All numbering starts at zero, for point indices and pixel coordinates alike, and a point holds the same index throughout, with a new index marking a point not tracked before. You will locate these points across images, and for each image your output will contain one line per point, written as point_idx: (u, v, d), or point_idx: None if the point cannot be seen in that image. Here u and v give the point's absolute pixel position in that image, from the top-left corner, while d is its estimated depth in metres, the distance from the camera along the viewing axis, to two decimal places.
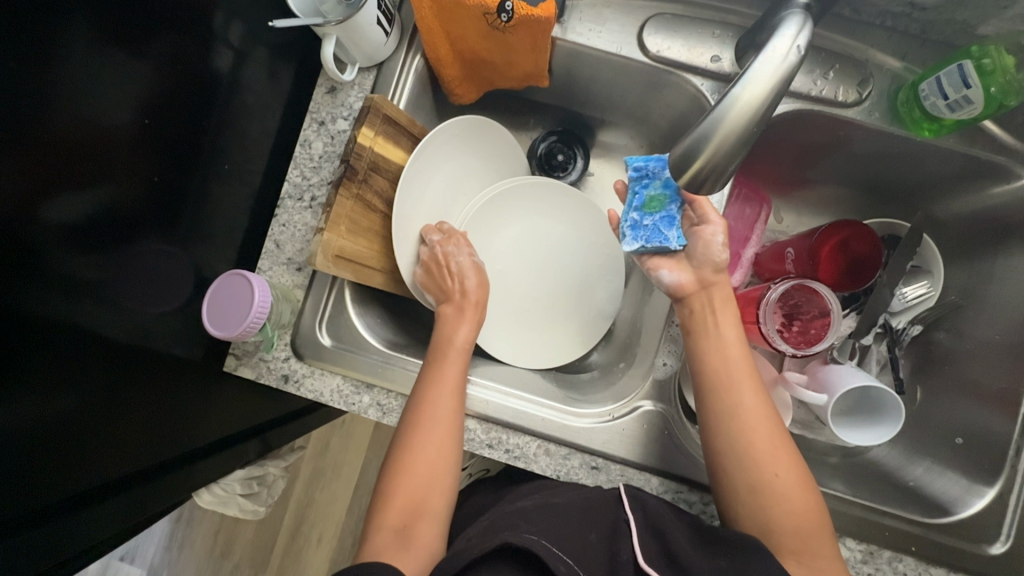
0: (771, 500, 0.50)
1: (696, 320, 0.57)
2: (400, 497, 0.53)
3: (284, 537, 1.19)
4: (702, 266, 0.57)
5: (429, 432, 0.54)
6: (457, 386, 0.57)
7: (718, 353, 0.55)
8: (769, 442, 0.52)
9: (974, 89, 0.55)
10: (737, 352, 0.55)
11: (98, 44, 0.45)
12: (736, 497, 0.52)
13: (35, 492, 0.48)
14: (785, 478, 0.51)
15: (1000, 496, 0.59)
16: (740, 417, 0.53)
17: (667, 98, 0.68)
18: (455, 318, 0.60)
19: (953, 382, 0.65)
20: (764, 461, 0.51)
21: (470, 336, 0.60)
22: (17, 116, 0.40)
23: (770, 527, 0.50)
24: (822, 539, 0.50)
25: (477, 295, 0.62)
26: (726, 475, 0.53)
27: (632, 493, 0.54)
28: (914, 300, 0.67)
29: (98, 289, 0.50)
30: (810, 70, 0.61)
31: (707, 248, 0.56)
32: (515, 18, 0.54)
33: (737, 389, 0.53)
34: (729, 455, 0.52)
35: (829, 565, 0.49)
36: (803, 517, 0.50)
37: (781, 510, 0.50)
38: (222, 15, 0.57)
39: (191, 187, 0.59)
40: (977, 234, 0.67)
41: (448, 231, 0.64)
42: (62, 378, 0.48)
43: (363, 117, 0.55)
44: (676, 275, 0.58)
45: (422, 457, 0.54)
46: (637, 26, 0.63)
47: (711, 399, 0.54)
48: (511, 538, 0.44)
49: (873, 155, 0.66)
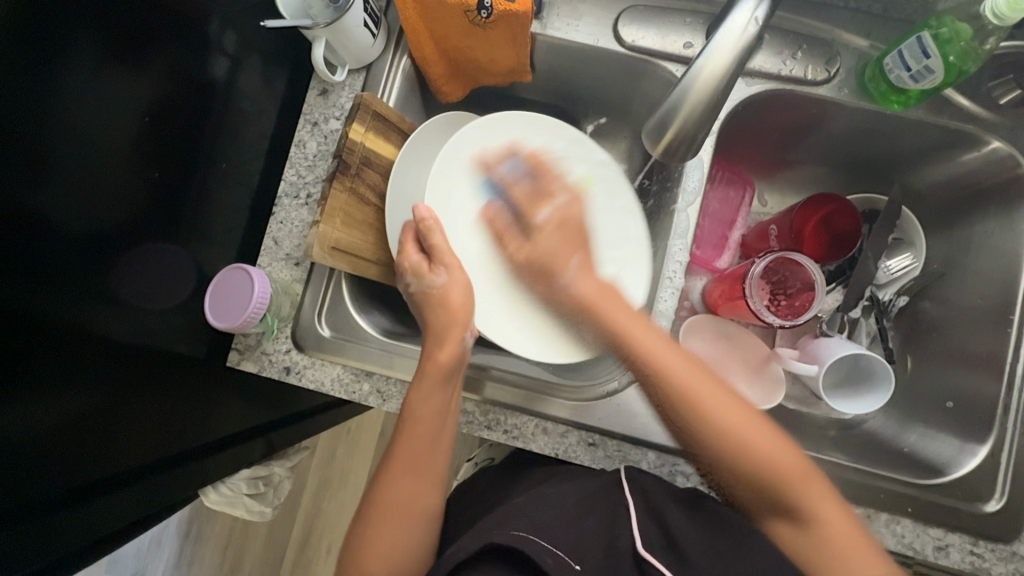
0: (762, 472, 0.49)
1: (597, 320, 0.53)
2: (382, 542, 0.52)
3: (293, 549, 1.19)
4: (583, 279, 0.54)
5: (391, 508, 0.54)
6: (427, 459, 0.56)
7: (638, 357, 0.51)
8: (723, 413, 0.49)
9: (933, 58, 0.57)
10: (654, 336, 0.51)
11: (94, 49, 0.47)
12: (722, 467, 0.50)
13: (31, 486, 0.49)
14: (761, 441, 0.49)
15: (993, 455, 0.59)
16: (688, 397, 0.49)
17: (645, 87, 0.70)
18: (423, 388, 0.55)
19: (939, 350, 0.67)
20: (722, 423, 0.49)
21: (443, 402, 0.56)
22: (20, 122, 0.43)
23: (762, 491, 0.50)
24: (814, 483, 0.49)
25: (444, 360, 0.55)
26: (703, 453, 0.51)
27: (628, 475, 0.56)
28: (898, 272, 0.70)
29: (104, 284, 0.53)
30: (778, 52, 0.63)
31: (546, 232, 0.57)
32: (495, 14, 0.58)
33: (677, 371, 0.50)
34: (692, 432, 0.50)
35: (827, 515, 0.48)
36: (789, 461, 0.49)
37: (765, 484, 0.49)
38: (218, 23, 0.60)
39: (191, 189, 0.61)
40: (953, 203, 0.69)
41: (411, 228, 0.60)
42: (73, 367, 0.50)
43: (354, 114, 0.58)
44: (548, 286, 0.56)
45: (386, 536, 0.53)
46: (612, 19, 0.66)
47: (653, 385, 0.51)
48: (496, 537, 0.46)
49: (848, 134, 0.69)
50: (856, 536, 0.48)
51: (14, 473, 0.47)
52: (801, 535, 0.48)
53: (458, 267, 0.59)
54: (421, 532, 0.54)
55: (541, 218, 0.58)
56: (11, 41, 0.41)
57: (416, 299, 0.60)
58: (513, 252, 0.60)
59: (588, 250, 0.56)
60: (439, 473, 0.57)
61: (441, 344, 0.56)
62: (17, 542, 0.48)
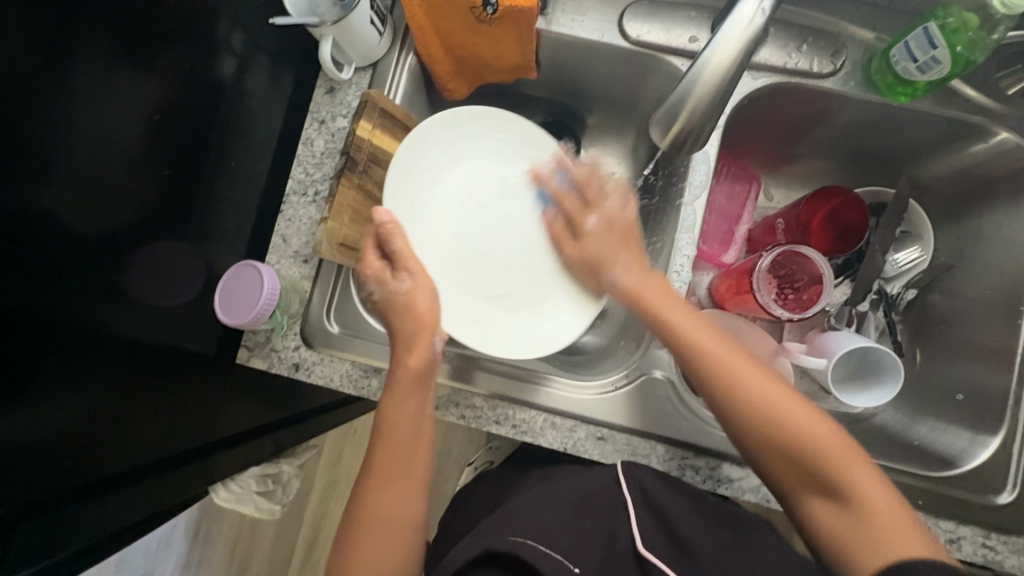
0: (802, 447, 0.50)
1: (642, 312, 0.57)
2: (371, 544, 0.53)
3: (301, 548, 1.20)
4: (629, 272, 0.59)
5: (379, 511, 0.54)
6: (411, 465, 0.56)
7: (676, 340, 0.55)
8: (770, 398, 0.52)
9: (940, 49, 0.57)
10: (692, 324, 0.56)
11: (106, 47, 0.48)
12: (760, 447, 0.52)
13: (43, 480, 0.49)
14: (797, 417, 0.51)
15: (1004, 446, 0.59)
16: (725, 374, 0.53)
17: (651, 82, 0.70)
18: (397, 395, 0.56)
19: (949, 343, 0.67)
20: (756, 399, 0.52)
21: (418, 407, 0.56)
22: (31, 122, 0.43)
23: (804, 472, 0.50)
24: (857, 463, 0.49)
25: (414, 367, 0.55)
26: (742, 432, 0.52)
27: (627, 471, 0.56)
28: (906, 265, 0.70)
29: (115, 280, 0.53)
30: (784, 45, 0.63)
31: (597, 236, 0.62)
32: (500, 10, 0.58)
33: (711, 351, 0.54)
34: (729, 407, 0.53)
35: (870, 495, 0.48)
36: (827, 439, 0.50)
37: (805, 462, 0.50)
38: (225, 22, 0.60)
39: (200, 188, 0.62)
40: (962, 194, 0.69)
41: (372, 233, 0.57)
42: (87, 362, 0.51)
43: (361, 111, 0.58)
44: (597, 283, 0.62)
45: (371, 541, 0.53)
46: (617, 15, 0.66)
47: (690, 368, 0.55)
48: (493, 544, 0.49)
49: (855, 127, 0.69)
50: (903, 520, 0.47)
51: (26, 467, 0.47)
52: (848, 515, 0.48)
53: (422, 272, 0.57)
54: (409, 535, 0.54)
55: (592, 222, 0.62)
56: (21, 40, 0.42)
57: (382, 308, 0.57)
58: (569, 258, 0.64)
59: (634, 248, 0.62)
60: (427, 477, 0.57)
61: (409, 350, 0.55)
62: (28, 537, 0.49)
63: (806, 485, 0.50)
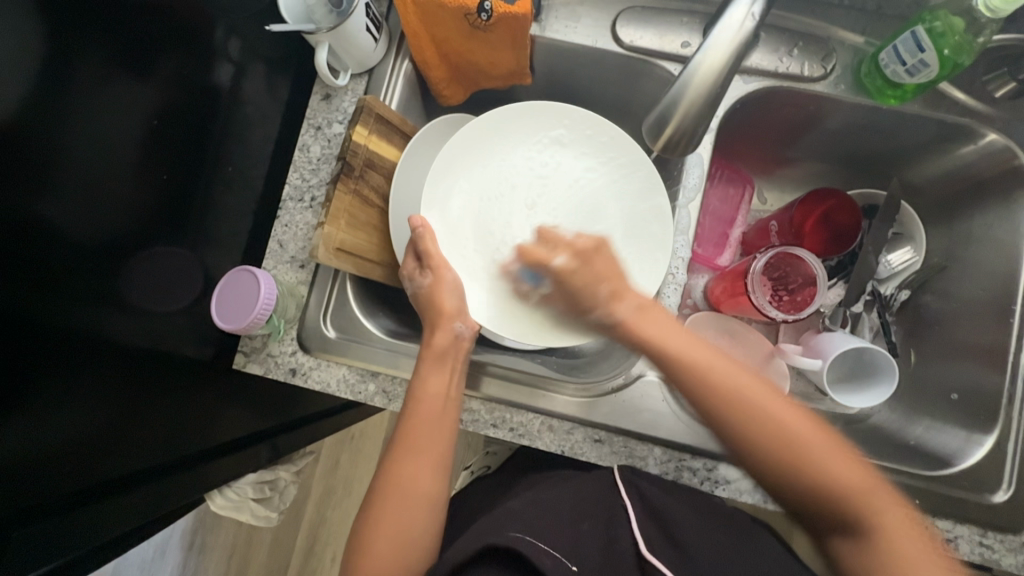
0: (824, 478, 0.46)
1: (640, 345, 0.51)
2: (380, 547, 0.51)
3: (298, 559, 1.19)
4: (624, 303, 0.52)
5: (390, 510, 0.53)
6: (432, 451, 0.55)
7: (684, 369, 0.49)
8: (790, 424, 0.47)
9: (928, 52, 0.58)
10: (697, 349, 0.50)
11: (104, 53, 0.48)
12: (780, 479, 0.47)
13: (38, 486, 0.49)
14: (818, 446, 0.46)
15: (998, 444, 0.59)
16: (742, 402, 0.47)
17: (644, 87, 0.71)
18: (422, 370, 0.57)
19: (942, 343, 0.67)
20: (776, 427, 0.46)
21: (441, 385, 0.56)
22: (23, 128, 0.43)
23: (828, 502, 0.46)
24: (879, 492, 0.46)
25: (438, 342, 0.57)
26: (761, 464, 0.47)
27: (629, 478, 0.58)
28: (898, 267, 0.71)
29: (112, 287, 0.53)
30: (775, 50, 0.64)
31: (571, 276, 0.54)
32: (495, 17, 0.59)
33: (721, 376, 0.48)
34: (744, 437, 0.47)
35: (895, 523, 0.45)
36: (850, 469, 0.46)
37: (826, 493, 0.46)
38: (223, 30, 0.61)
39: (197, 194, 0.62)
40: (952, 196, 0.70)
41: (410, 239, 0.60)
42: (84, 367, 0.51)
43: (357, 117, 0.58)
44: (579, 323, 0.55)
45: (381, 543, 0.51)
46: (610, 21, 0.67)
47: (701, 396, 0.48)
48: (495, 540, 0.47)
49: (847, 130, 0.70)
50: (920, 545, 0.45)
51: (20, 474, 0.47)
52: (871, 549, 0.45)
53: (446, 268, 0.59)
54: (421, 542, 0.52)
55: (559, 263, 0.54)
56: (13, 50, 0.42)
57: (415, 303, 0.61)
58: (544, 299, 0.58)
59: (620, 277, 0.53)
60: (444, 477, 0.56)
61: (434, 330, 0.58)
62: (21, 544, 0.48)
63: (830, 524, 0.46)
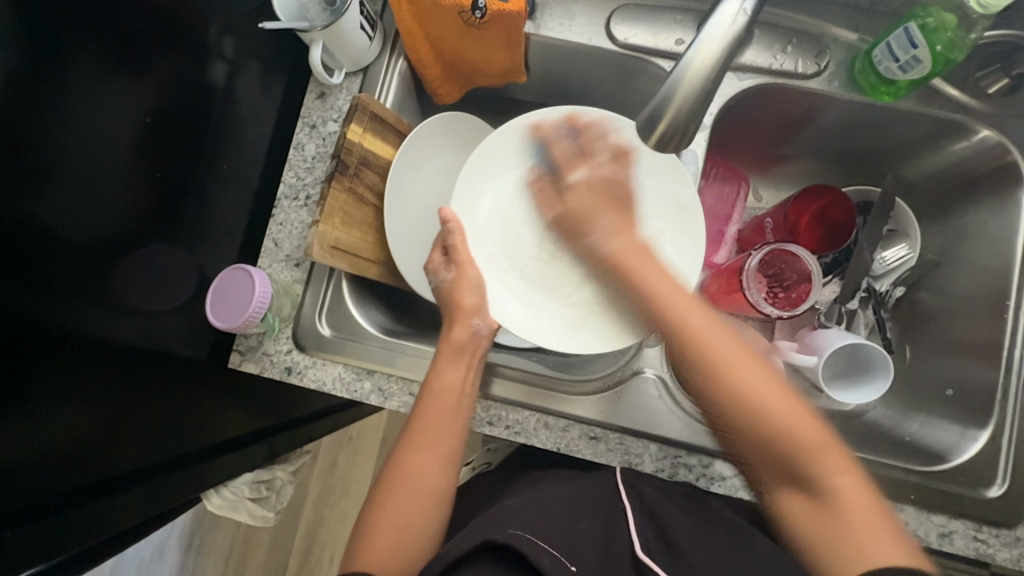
0: (778, 435, 0.45)
1: (625, 276, 0.52)
2: (381, 545, 0.51)
3: (296, 560, 1.18)
4: (612, 236, 0.52)
5: (395, 507, 0.52)
6: (446, 444, 0.55)
7: (655, 304, 0.50)
8: (752, 376, 0.46)
9: (921, 49, 0.58)
10: (672, 290, 0.50)
11: (98, 51, 0.48)
12: (737, 428, 0.47)
13: (34, 485, 0.49)
14: (779, 403, 0.46)
15: (993, 439, 0.59)
16: (706, 348, 0.47)
17: (639, 85, 0.71)
18: (440, 362, 0.57)
19: (937, 338, 0.68)
20: (735, 378, 0.46)
21: (458, 378, 0.56)
22: (16, 128, 0.43)
23: (782, 459, 0.46)
24: (835, 455, 0.45)
25: (457, 336, 0.57)
26: (720, 411, 0.48)
27: (630, 483, 0.60)
28: (894, 263, 0.72)
29: (106, 285, 0.53)
30: (768, 47, 0.64)
31: (580, 193, 0.55)
32: (488, 14, 0.59)
33: (695, 319, 0.48)
34: (706, 381, 0.48)
35: (843, 486, 0.44)
36: (808, 430, 0.45)
37: (783, 450, 0.45)
38: (217, 29, 0.61)
39: (191, 192, 0.62)
40: (946, 192, 0.70)
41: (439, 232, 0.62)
42: (78, 366, 0.51)
43: (352, 114, 0.58)
44: (581, 245, 0.55)
45: (386, 539, 0.51)
46: (604, 18, 0.67)
47: (672, 332, 0.49)
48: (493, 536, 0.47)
49: (841, 127, 0.70)
50: (879, 522, 0.43)
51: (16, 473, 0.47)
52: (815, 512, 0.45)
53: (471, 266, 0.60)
54: (423, 540, 0.52)
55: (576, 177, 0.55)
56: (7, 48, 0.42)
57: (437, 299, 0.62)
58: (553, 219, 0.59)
59: (626, 208, 0.53)
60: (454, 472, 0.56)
61: (453, 323, 0.58)
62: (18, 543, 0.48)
63: (780, 480, 0.47)
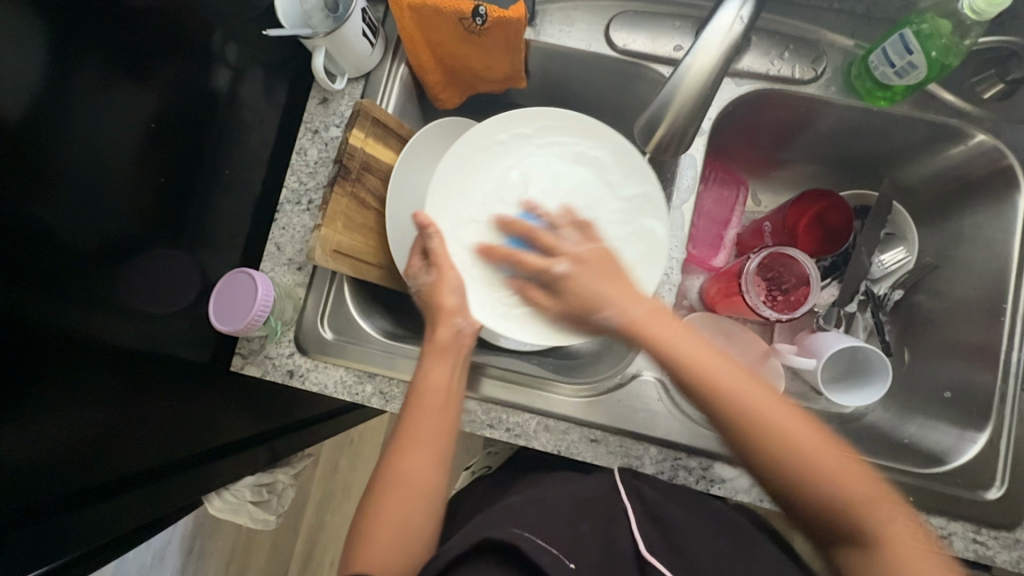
0: (828, 486, 0.45)
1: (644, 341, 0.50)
2: (378, 545, 0.51)
3: (297, 563, 1.19)
4: (624, 302, 0.51)
5: (393, 506, 0.52)
6: (438, 444, 0.55)
7: (681, 365, 0.49)
8: (788, 427, 0.46)
9: (916, 54, 0.58)
10: (700, 349, 0.49)
11: (103, 56, 0.49)
12: (785, 485, 0.46)
13: (36, 488, 0.49)
14: (822, 456, 0.45)
15: (991, 442, 0.60)
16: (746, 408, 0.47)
17: (638, 90, 0.72)
18: (426, 362, 0.57)
19: (935, 341, 0.68)
20: (776, 435, 0.46)
21: (443, 376, 0.57)
22: (20, 134, 0.44)
23: (834, 512, 0.45)
24: (886, 504, 0.44)
25: (441, 337, 0.58)
26: (768, 468, 0.46)
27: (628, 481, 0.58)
28: (892, 266, 0.71)
29: (110, 288, 0.53)
30: (766, 53, 0.65)
31: (577, 277, 0.53)
32: (489, 21, 0.59)
33: (726, 374, 0.48)
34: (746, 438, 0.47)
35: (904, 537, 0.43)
36: (859, 480, 0.45)
37: (835, 501, 0.45)
38: (221, 36, 0.61)
39: (194, 197, 0.62)
40: (943, 196, 0.70)
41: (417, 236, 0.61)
42: (81, 368, 0.51)
43: (354, 120, 0.59)
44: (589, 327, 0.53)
45: (382, 537, 0.51)
46: (604, 25, 0.68)
47: (703, 396, 0.48)
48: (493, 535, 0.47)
49: (838, 132, 0.70)
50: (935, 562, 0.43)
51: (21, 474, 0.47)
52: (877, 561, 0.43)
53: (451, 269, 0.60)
54: (421, 539, 0.52)
55: (560, 269, 0.54)
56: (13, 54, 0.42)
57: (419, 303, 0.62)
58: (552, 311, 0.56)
59: (625, 281, 0.53)
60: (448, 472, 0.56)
61: (436, 324, 0.59)
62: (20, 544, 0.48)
63: (835, 534, 0.45)
